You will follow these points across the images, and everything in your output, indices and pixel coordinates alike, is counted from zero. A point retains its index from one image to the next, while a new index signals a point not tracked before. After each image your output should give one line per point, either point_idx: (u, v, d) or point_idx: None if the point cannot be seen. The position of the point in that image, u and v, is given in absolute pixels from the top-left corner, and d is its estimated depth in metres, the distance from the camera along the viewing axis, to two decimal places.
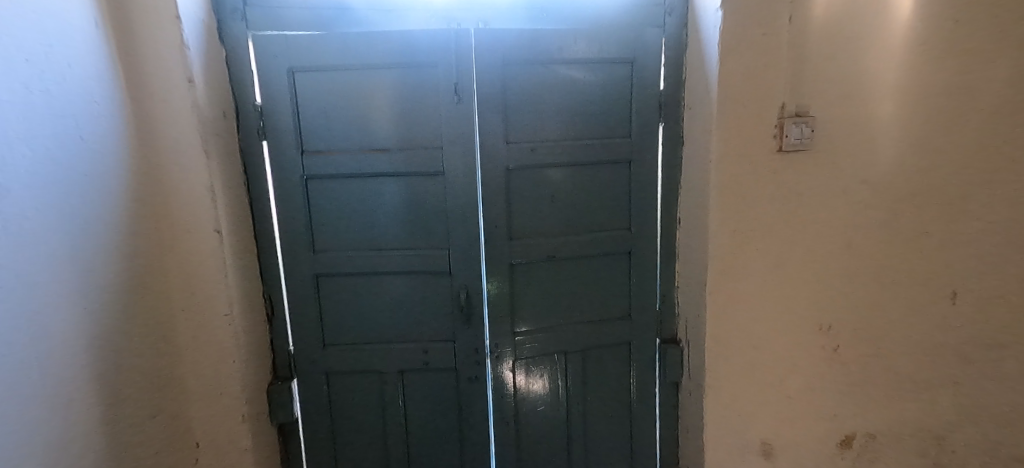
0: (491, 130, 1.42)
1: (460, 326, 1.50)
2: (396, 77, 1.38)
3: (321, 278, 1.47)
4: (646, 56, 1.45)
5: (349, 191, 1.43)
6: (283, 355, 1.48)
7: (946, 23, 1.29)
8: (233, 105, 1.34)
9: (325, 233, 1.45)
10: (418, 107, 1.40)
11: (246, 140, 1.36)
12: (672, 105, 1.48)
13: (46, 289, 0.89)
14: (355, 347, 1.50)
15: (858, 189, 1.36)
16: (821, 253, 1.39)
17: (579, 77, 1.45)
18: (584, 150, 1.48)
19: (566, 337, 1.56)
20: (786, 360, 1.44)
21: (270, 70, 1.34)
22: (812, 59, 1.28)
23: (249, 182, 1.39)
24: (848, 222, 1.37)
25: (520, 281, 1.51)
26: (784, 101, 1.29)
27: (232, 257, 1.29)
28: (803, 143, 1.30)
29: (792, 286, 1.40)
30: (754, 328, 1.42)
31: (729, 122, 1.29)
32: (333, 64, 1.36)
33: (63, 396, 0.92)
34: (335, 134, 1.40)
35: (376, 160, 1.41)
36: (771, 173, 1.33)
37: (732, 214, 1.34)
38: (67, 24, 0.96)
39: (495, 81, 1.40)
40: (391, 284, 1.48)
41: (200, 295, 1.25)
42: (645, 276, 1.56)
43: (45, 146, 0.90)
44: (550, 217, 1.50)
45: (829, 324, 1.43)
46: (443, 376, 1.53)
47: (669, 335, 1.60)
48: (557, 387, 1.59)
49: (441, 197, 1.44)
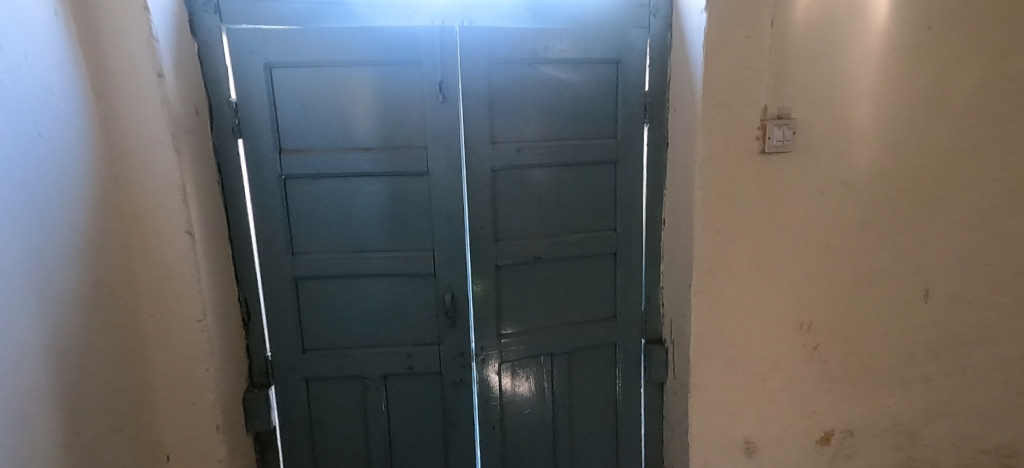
0: (476, 130, 1.39)
1: (445, 329, 1.47)
2: (378, 74, 1.34)
3: (300, 282, 1.42)
4: (631, 57, 1.45)
5: (329, 191, 1.39)
6: (260, 362, 1.43)
7: (919, 30, 1.33)
8: (206, 102, 1.28)
9: (304, 235, 1.40)
10: (401, 106, 1.37)
11: (219, 138, 1.30)
12: (657, 107, 1.48)
13: (3, 298, 0.83)
14: (336, 352, 1.45)
15: (838, 190, 1.38)
16: (802, 253, 1.41)
17: (564, 77, 1.44)
18: (570, 150, 1.47)
19: (552, 339, 1.55)
20: (769, 359, 1.46)
21: (246, 66, 1.29)
22: (794, 63, 1.30)
23: (224, 182, 1.33)
24: (828, 223, 1.40)
25: (506, 283, 1.49)
26: (766, 103, 1.31)
27: (205, 261, 1.23)
28: (785, 145, 1.32)
29: (775, 286, 1.42)
30: (738, 327, 1.43)
31: (714, 123, 1.30)
32: (314, 60, 1.31)
33: (22, 412, 0.86)
34: (315, 133, 1.36)
35: (358, 160, 1.37)
36: (754, 175, 1.34)
37: (716, 215, 1.35)
38: (23, 12, 0.89)
39: (480, 79, 1.37)
40: (373, 286, 1.44)
41: (172, 301, 1.18)
42: (630, 277, 1.57)
43: (1, 143, 0.83)
44: (536, 218, 1.49)
45: (810, 323, 1.46)
46: (427, 380, 1.50)
47: (653, 335, 1.60)
48: (543, 389, 1.58)
49: (425, 198, 1.41)
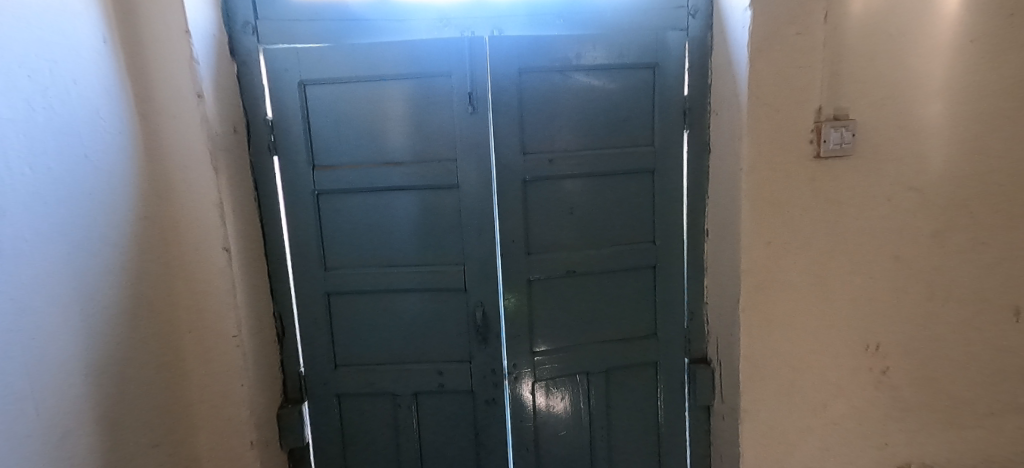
0: (507, 140, 1.36)
1: (476, 346, 1.43)
2: (409, 87, 1.34)
3: (332, 297, 1.42)
4: (669, 60, 1.38)
5: (360, 206, 1.39)
6: (294, 376, 1.43)
7: (998, 17, 1.19)
8: (244, 120, 1.32)
9: (336, 250, 1.41)
10: (431, 119, 1.35)
11: (256, 155, 1.34)
12: (697, 111, 1.40)
13: (46, 315, 0.84)
14: (367, 368, 1.44)
15: (907, 197, 1.25)
16: (865, 267, 1.28)
17: (598, 84, 1.39)
18: (605, 159, 1.41)
19: (588, 357, 1.47)
20: (831, 384, 1.33)
21: (282, 84, 1.32)
22: (851, 59, 1.19)
23: (260, 198, 1.36)
24: (895, 232, 1.26)
25: (539, 298, 1.44)
26: (820, 104, 1.21)
27: (241, 277, 1.24)
28: (843, 148, 1.21)
29: (834, 303, 1.29)
30: (794, 348, 1.31)
31: (761, 127, 1.21)
32: (345, 76, 1.33)
33: (61, 428, 0.87)
34: (347, 147, 1.37)
35: (390, 174, 1.36)
36: (808, 181, 1.24)
37: (766, 226, 1.25)
38: (72, 39, 0.94)
39: (510, 88, 1.34)
40: (405, 302, 1.43)
41: (209, 316, 1.20)
42: (671, 292, 1.48)
43: (48, 166, 0.86)
44: (569, 231, 1.43)
45: (878, 344, 1.31)
46: (458, 398, 1.46)
47: (698, 354, 1.50)
48: (579, 409, 1.50)
49: (456, 211, 1.38)
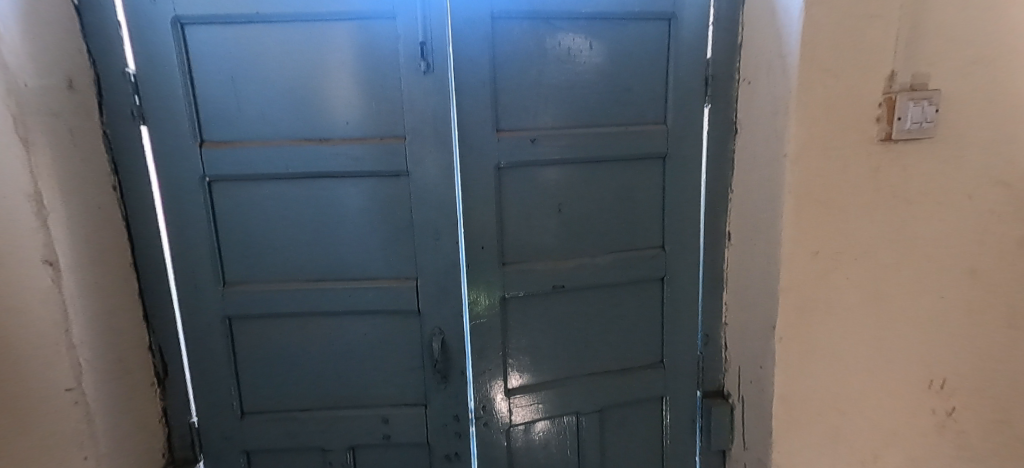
0: (474, 111, 0.99)
1: (433, 386, 1.08)
2: (338, 34, 0.95)
3: (235, 322, 1.04)
4: (689, 10, 1.05)
5: (271, 200, 1.00)
6: (183, 430, 1.07)
7: None
8: (93, 75, 0.91)
9: (240, 260, 1.02)
10: (370, 81, 0.97)
11: (114, 125, 0.94)
12: (723, 79, 1.08)
13: None
14: (286, 416, 1.08)
15: (989, 196, 0.97)
16: (933, 284, 1.00)
17: (597, 39, 1.04)
18: (606, 140, 1.06)
19: (579, 394, 1.15)
20: (884, 429, 1.06)
21: (145, 21, 0.91)
22: (939, 9, 0.89)
23: (123, 186, 0.96)
24: (973, 240, 0.99)
25: (516, 320, 1.10)
26: (894, 68, 0.91)
27: (80, 302, 0.86)
28: (921, 128, 0.91)
29: (893, 330, 1.02)
30: (841, 387, 1.03)
31: (816, 99, 0.90)
32: (243, 13, 0.92)
33: None
34: (250, 117, 0.97)
35: (311, 154, 0.97)
36: (870, 174, 0.94)
37: (813, 231, 0.95)
38: None
39: (478, 39, 0.97)
40: (337, 328, 1.06)
41: (28, 366, 0.79)
42: (682, 310, 1.17)
43: None
44: (556, 234, 1.09)
45: (943, 379, 1.05)
46: (410, 451, 1.12)
47: (713, 387, 1.21)
48: (566, 457, 1.19)
49: (405, 206, 1.02)
